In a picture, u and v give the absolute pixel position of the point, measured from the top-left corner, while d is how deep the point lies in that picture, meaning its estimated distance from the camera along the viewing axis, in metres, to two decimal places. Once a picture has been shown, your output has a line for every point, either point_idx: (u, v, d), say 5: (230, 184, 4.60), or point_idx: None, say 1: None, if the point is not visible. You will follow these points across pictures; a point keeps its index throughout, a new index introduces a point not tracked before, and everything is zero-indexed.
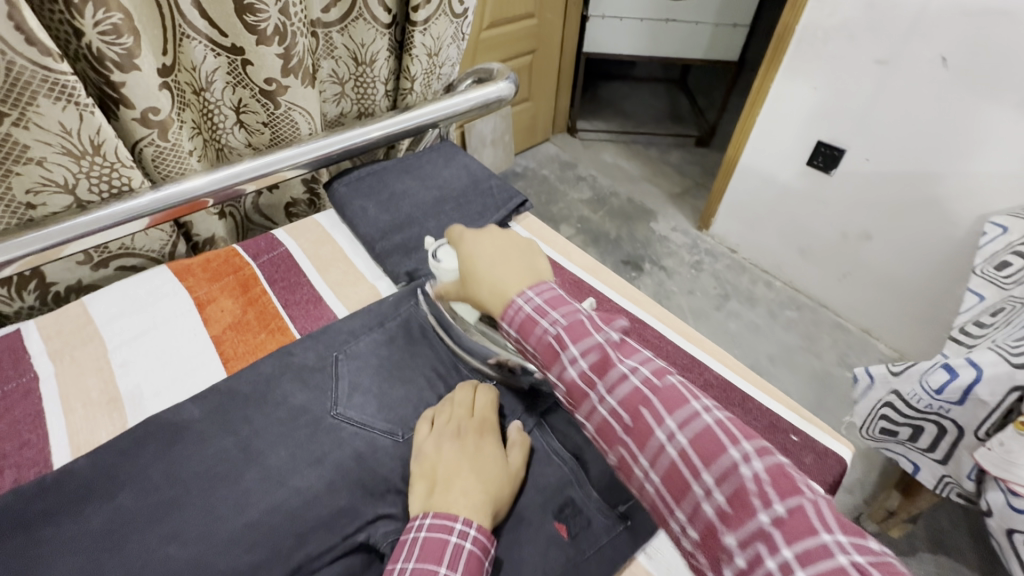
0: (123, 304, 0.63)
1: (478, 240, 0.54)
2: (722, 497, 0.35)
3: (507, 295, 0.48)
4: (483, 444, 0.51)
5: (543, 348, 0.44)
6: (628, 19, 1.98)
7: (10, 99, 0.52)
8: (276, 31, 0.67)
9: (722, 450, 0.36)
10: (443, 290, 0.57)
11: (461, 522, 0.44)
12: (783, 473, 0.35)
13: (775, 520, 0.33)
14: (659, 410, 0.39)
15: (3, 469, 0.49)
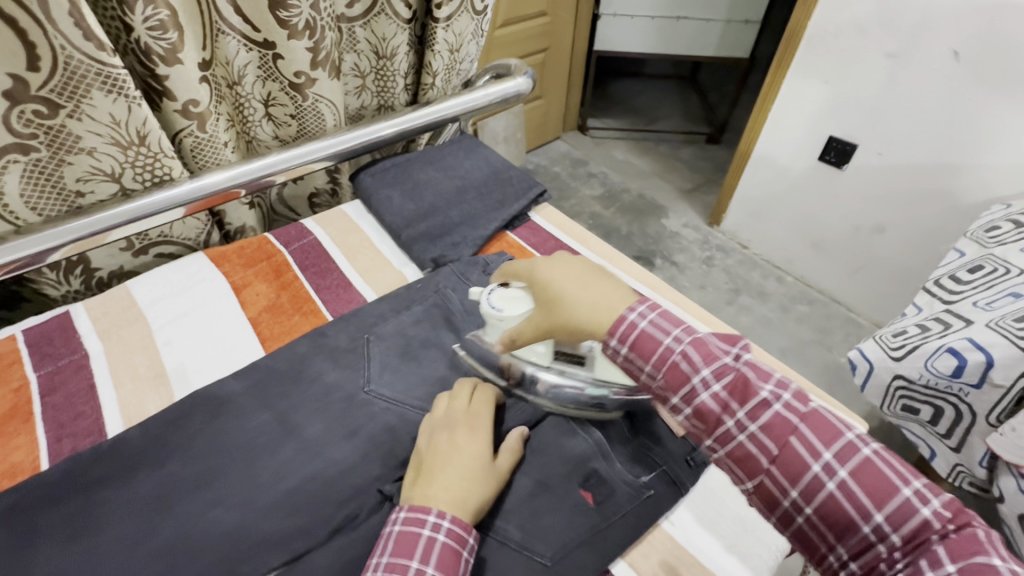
0: (163, 288, 0.67)
1: (553, 267, 0.51)
2: (897, 536, 0.38)
3: (614, 312, 0.47)
4: (473, 438, 0.51)
5: (669, 372, 0.45)
6: (640, 17, 1.99)
7: (66, 90, 0.55)
8: (308, 25, 0.70)
9: (893, 486, 0.39)
10: (516, 333, 0.53)
11: (435, 515, 0.45)
12: (955, 508, 0.38)
13: (949, 549, 0.37)
14: (811, 441, 0.42)
15: (60, 438, 0.52)
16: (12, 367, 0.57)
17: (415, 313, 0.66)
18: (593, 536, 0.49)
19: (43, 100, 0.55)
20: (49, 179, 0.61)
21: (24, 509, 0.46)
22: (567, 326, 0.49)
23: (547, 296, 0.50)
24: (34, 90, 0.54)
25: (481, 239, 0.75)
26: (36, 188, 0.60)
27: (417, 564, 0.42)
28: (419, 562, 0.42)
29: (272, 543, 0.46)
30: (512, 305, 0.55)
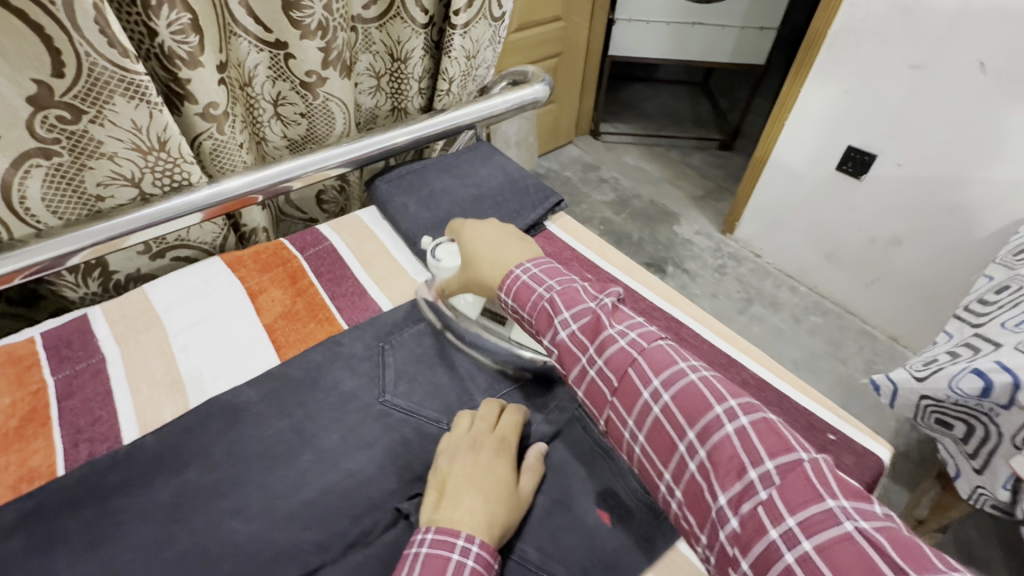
0: (180, 292, 0.67)
1: (477, 228, 0.62)
2: (704, 453, 0.40)
3: (506, 267, 0.55)
4: (499, 463, 0.49)
5: (538, 314, 0.50)
6: (655, 22, 1.98)
7: (89, 96, 0.56)
8: (319, 25, 0.69)
9: (708, 408, 0.41)
10: (445, 283, 0.63)
11: (464, 539, 0.43)
12: (774, 436, 0.38)
13: (768, 479, 0.36)
14: (645, 370, 0.44)
15: (77, 443, 0.52)
16: (31, 370, 0.57)
17: (431, 323, 0.65)
18: (612, 555, 0.48)
19: (67, 105, 0.55)
20: (71, 183, 0.61)
21: (42, 515, 0.46)
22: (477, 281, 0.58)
23: (469, 257, 0.60)
24: (58, 96, 0.54)
25: None
26: (57, 192, 0.61)
27: None
28: None
29: (288, 555, 0.46)
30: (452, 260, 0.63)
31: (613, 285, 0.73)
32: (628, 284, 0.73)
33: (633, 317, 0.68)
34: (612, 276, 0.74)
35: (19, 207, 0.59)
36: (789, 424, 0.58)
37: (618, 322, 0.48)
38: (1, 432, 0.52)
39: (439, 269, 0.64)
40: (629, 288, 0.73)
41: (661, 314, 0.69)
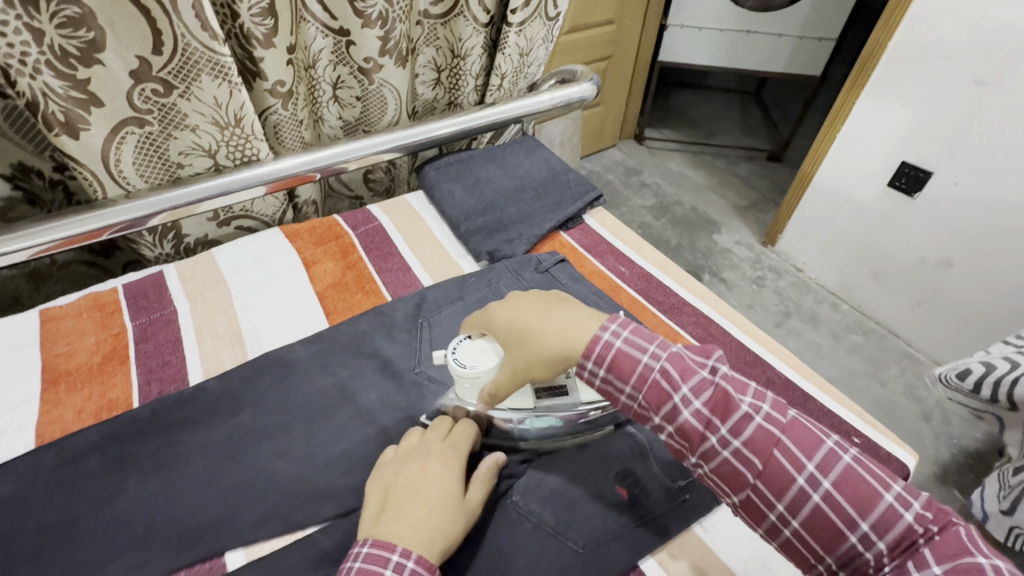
0: (242, 258, 0.73)
1: (510, 308, 0.52)
2: (883, 543, 0.40)
3: (586, 329, 0.48)
4: (444, 474, 0.48)
5: (650, 389, 0.46)
6: (708, 28, 1.96)
7: (180, 73, 0.62)
8: (379, 16, 0.74)
9: (874, 494, 0.41)
10: (493, 385, 0.51)
11: (399, 552, 0.41)
12: (935, 509, 0.40)
13: (930, 544, 0.39)
14: (791, 452, 0.43)
15: (149, 382, 0.58)
16: (113, 315, 0.64)
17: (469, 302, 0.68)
18: (626, 531, 0.50)
19: (161, 80, 0.61)
20: (157, 152, 0.68)
21: (118, 439, 0.52)
22: (546, 355, 0.48)
23: (519, 340, 0.49)
24: (155, 71, 0.60)
25: (536, 237, 0.77)
26: (145, 159, 0.67)
27: None
28: None
29: (325, 495, 0.50)
30: (481, 359, 0.51)
31: (646, 280, 0.74)
32: (661, 279, 0.74)
33: (664, 312, 0.69)
34: (646, 271, 0.75)
35: (114, 169, 0.66)
36: (814, 425, 0.58)
37: (743, 394, 0.46)
38: (87, 365, 0.59)
39: (471, 378, 0.51)
40: (661, 283, 0.74)
41: (692, 310, 0.70)
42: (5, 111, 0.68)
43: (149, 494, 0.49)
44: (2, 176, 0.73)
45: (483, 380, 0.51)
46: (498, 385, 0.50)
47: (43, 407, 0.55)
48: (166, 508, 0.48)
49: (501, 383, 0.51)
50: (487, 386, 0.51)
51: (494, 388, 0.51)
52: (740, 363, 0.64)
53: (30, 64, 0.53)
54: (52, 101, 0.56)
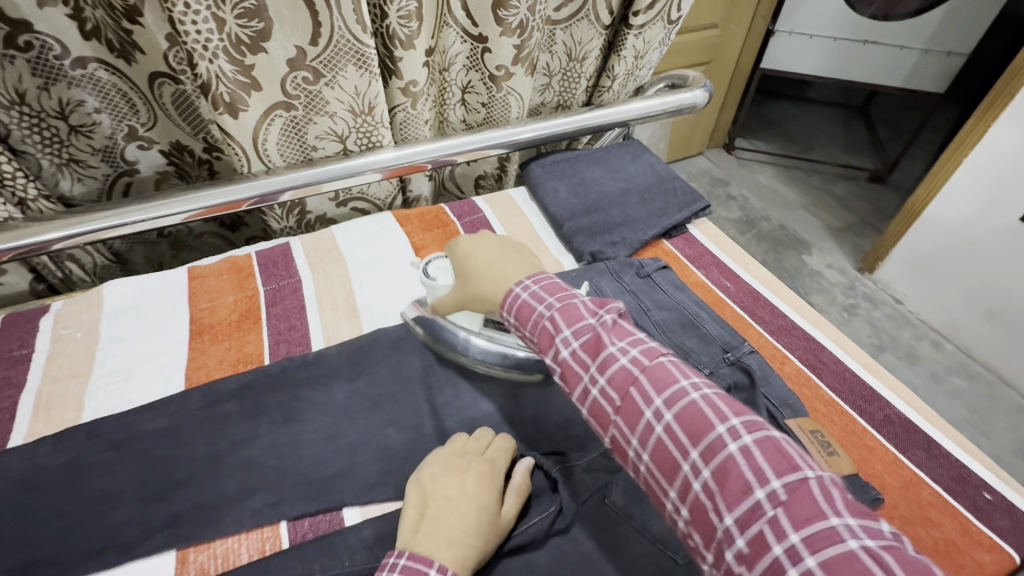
0: (358, 237, 0.78)
1: (472, 242, 0.57)
2: (708, 474, 0.36)
3: (508, 284, 0.51)
4: (484, 488, 0.48)
5: (540, 333, 0.46)
6: (819, 37, 1.85)
7: (329, 63, 0.66)
8: (519, 24, 0.75)
9: (710, 426, 0.38)
10: (439, 301, 0.59)
11: (435, 569, 0.40)
12: (770, 445, 0.36)
13: (774, 497, 0.34)
14: (647, 390, 0.41)
15: (278, 342, 0.64)
16: (248, 279, 0.70)
17: None
18: None
19: (312, 69, 0.66)
20: (298, 134, 0.73)
21: (253, 390, 0.58)
22: (475, 291, 0.54)
23: (464, 269, 0.56)
24: (308, 59, 0.65)
25: (639, 242, 0.77)
26: (287, 140, 0.73)
27: None
28: None
29: None
30: (444, 275, 0.61)
31: (751, 297, 0.72)
32: (768, 298, 0.72)
33: (770, 332, 0.67)
34: (752, 288, 0.73)
35: (260, 148, 0.72)
36: (937, 471, 0.54)
37: (622, 341, 0.44)
38: (227, 321, 0.65)
39: (433, 288, 0.62)
40: (768, 302, 0.72)
41: (801, 333, 0.67)
42: (174, 96, 0.76)
43: (278, 442, 0.54)
44: (162, 151, 0.82)
45: (441, 293, 0.61)
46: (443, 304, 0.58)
47: (191, 353, 0.62)
48: (293, 458, 0.53)
49: (444, 304, 0.58)
50: (437, 302, 0.60)
51: (441, 305, 0.59)
52: (853, 396, 0.60)
53: (211, 49, 0.59)
54: (223, 83, 0.62)
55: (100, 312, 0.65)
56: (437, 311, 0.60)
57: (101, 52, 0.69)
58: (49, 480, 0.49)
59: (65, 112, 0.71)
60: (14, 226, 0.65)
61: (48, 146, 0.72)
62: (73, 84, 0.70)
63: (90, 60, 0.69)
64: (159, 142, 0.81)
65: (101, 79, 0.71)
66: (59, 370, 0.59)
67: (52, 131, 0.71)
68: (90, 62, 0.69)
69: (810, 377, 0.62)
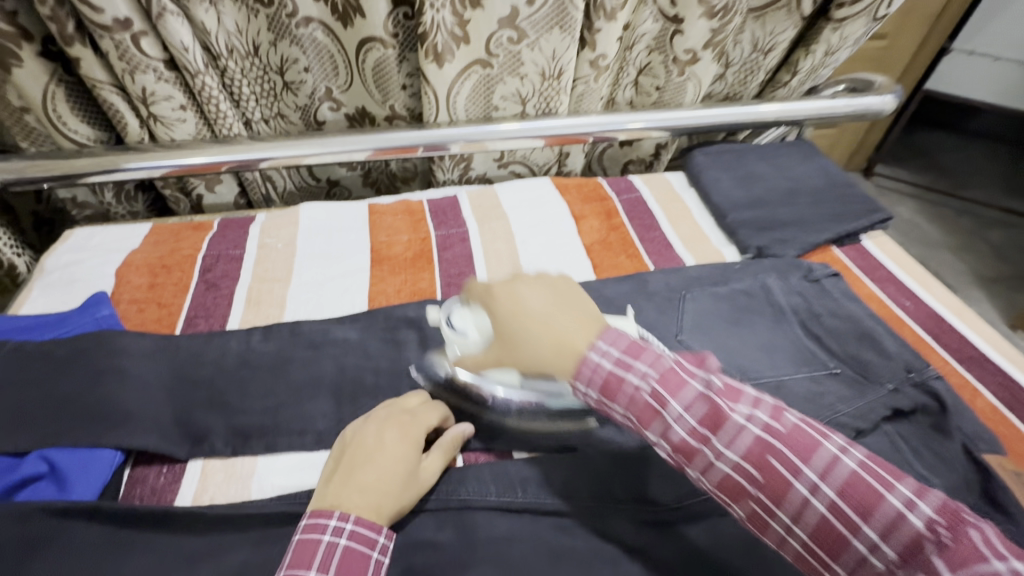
0: (520, 199, 0.80)
1: (512, 289, 0.47)
2: (892, 552, 0.31)
3: (573, 350, 0.42)
4: (406, 444, 0.47)
5: (636, 405, 0.39)
6: (1006, 60, 1.62)
7: (537, 24, 0.68)
8: (723, 7, 0.74)
9: (879, 496, 0.32)
10: (472, 362, 0.50)
11: (337, 517, 0.40)
12: (944, 509, 0.31)
13: (938, 553, 0.30)
14: (789, 459, 0.35)
15: (449, 282, 0.68)
16: (421, 221, 0.75)
17: (733, 288, 0.67)
18: None
19: (519, 29, 0.69)
20: (486, 92, 0.77)
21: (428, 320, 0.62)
22: (526, 353, 0.44)
23: (506, 331, 0.46)
24: (519, 19, 0.68)
25: (810, 245, 0.73)
26: (475, 96, 0.77)
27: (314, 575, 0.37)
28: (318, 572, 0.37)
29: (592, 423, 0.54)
30: (472, 326, 0.54)
31: (936, 321, 0.66)
32: (956, 325, 0.66)
33: (959, 361, 0.61)
34: (936, 312, 0.67)
35: (451, 100, 0.76)
36: None
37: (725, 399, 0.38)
38: (403, 255, 0.70)
39: (460, 340, 0.54)
40: (955, 329, 0.65)
41: (996, 369, 0.61)
42: (376, 62, 0.76)
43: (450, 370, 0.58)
44: (346, 115, 0.84)
45: (471, 348, 0.52)
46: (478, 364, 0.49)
47: (373, 278, 0.67)
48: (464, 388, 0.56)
49: (482, 363, 0.49)
50: (466, 357, 0.51)
51: (473, 362, 0.50)
52: None
53: (441, 0, 0.63)
54: (442, 33, 0.66)
55: (297, 229, 0.72)
56: (466, 365, 0.51)
57: (324, 14, 0.71)
58: (261, 364, 0.56)
59: (282, 68, 0.76)
60: (238, 141, 0.74)
61: (262, 99, 0.79)
62: (294, 43, 0.73)
63: (314, 21, 0.71)
64: (347, 106, 0.83)
65: (317, 41, 0.74)
66: (265, 272, 0.66)
67: (271, 84, 0.78)
68: (313, 23, 0.71)
69: (1006, 416, 0.56)
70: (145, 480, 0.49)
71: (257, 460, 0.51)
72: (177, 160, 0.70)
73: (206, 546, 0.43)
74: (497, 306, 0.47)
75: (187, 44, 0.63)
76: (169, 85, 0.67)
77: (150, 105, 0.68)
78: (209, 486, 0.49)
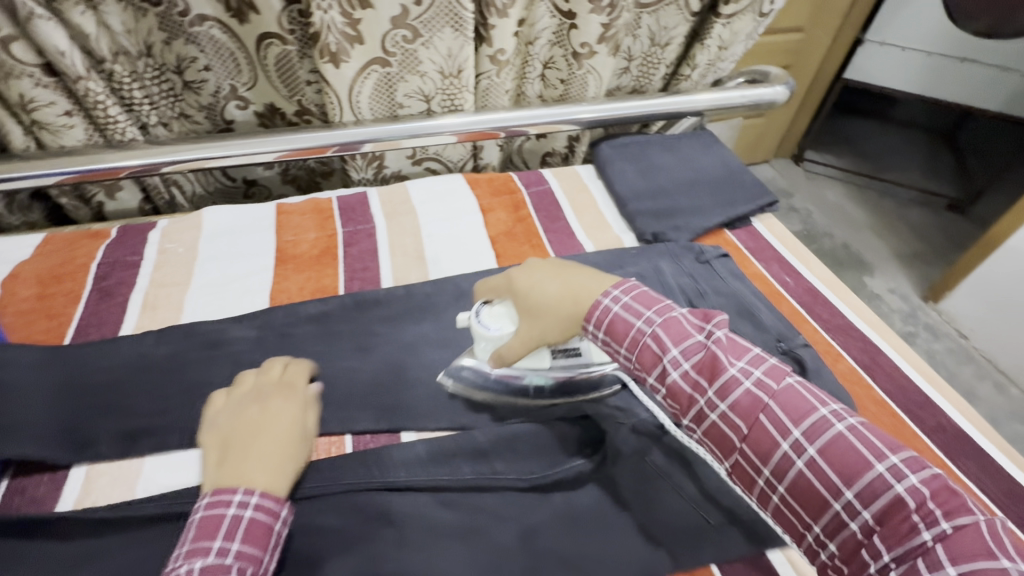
0: (430, 194, 0.82)
1: (529, 273, 0.54)
2: (870, 516, 0.36)
3: (587, 299, 0.50)
4: (284, 407, 0.50)
5: (641, 351, 0.46)
6: (913, 49, 1.69)
7: (428, 23, 0.70)
8: (610, 3, 0.78)
9: (868, 466, 0.37)
10: (507, 345, 0.53)
11: (242, 492, 0.42)
12: (938, 486, 0.36)
13: (937, 536, 0.34)
14: (781, 419, 0.41)
15: (352, 279, 0.69)
16: (328, 220, 0.76)
17: (628, 273, 0.70)
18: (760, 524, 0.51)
19: (412, 28, 0.70)
20: (388, 90, 0.78)
21: (327, 317, 0.63)
22: (555, 316, 0.51)
23: (528, 304, 0.52)
24: (410, 18, 0.69)
25: (702, 228, 0.78)
26: (377, 95, 0.78)
27: (219, 544, 0.39)
28: (223, 541, 0.39)
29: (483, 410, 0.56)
30: (505, 320, 0.55)
31: (811, 294, 0.71)
32: (828, 297, 0.71)
33: (826, 329, 0.67)
34: (812, 286, 0.73)
35: (353, 98, 0.77)
36: (987, 488, 0.54)
37: (737, 358, 0.44)
38: (308, 255, 0.71)
39: (495, 339, 0.55)
40: (827, 301, 0.71)
41: (859, 335, 0.67)
42: (277, 58, 0.77)
43: (350, 365, 0.59)
44: (256, 112, 0.84)
45: (506, 338, 0.55)
46: (511, 347, 0.53)
47: (275, 278, 0.68)
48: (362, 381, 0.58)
49: (515, 345, 0.53)
50: (504, 347, 0.53)
51: (508, 349, 0.53)
52: (910, 401, 0.60)
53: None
54: (333, 33, 0.67)
55: (200, 233, 0.72)
56: (506, 358, 0.53)
57: (220, 12, 0.71)
58: (153, 368, 0.56)
59: (181, 68, 0.75)
60: (134, 146, 0.72)
61: (165, 99, 0.77)
62: (190, 41, 0.72)
63: (209, 19, 0.71)
64: (255, 104, 0.82)
65: (215, 39, 0.73)
66: (163, 277, 0.66)
67: (169, 84, 0.76)
68: (208, 21, 0.71)
69: (862, 377, 0.62)
70: (25, 489, 0.48)
71: (144, 461, 0.51)
72: (83, 165, 0.69)
73: (90, 548, 0.44)
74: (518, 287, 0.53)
75: (63, 48, 0.62)
76: (50, 91, 0.66)
77: (32, 111, 0.67)
78: (93, 490, 0.49)
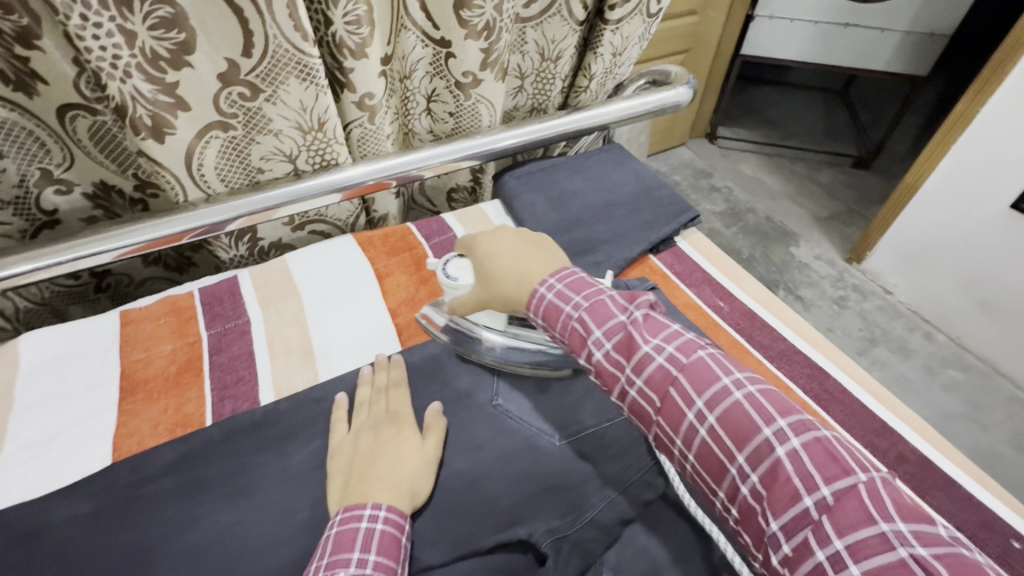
0: (316, 265, 0.70)
1: (492, 240, 0.56)
2: (758, 479, 0.37)
3: (532, 283, 0.51)
4: (399, 431, 0.52)
5: (570, 335, 0.47)
6: (800, 20, 1.70)
7: (268, 76, 0.58)
8: (486, 26, 0.68)
9: (756, 428, 0.38)
10: (460, 302, 0.55)
11: (371, 507, 0.44)
12: (823, 450, 0.36)
13: (822, 504, 0.34)
14: (687, 390, 0.41)
15: (223, 399, 0.57)
16: (189, 322, 0.62)
17: None
18: None
19: (249, 83, 0.58)
20: (240, 156, 0.65)
21: (191, 461, 0.51)
22: (502, 287, 0.52)
23: (485, 267, 0.54)
24: (243, 74, 0.57)
25: (624, 261, 0.70)
26: (227, 162, 0.65)
27: (359, 554, 0.41)
28: (362, 551, 0.41)
29: None
30: (465, 274, 0.56)
31: (749, 318, 0.66)
32: (766, 318, 0.66)
33: (771, 359, 0.62)
34: (748, 308, 0.67)
35: (196, 173, 0.63)
36: (959, 519, 0.51)
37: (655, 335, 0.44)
38: (164, 375, 0.58)
39: (453, 288, 0.56)
40: (766, 322, 0.66)
41: (804, 359, 0.62)
42: (91, 130, 0.62)
43: (225, 524, 0.47)
44: (85, 194, 0.69)
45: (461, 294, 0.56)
46: (460, 304, 0.55)
47: (121, 418, 0.54)
48: (243, 541, 0.46)
49: (465, 305, 0.55)
50: (456, 301, 0.56)
51: (458, 304, 0.56)
52: (868, 433, 0.56)
53: (121, 67, 0.50)
54: (141, 105, 0.54)
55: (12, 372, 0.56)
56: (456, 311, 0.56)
57: None
58: None
59: None
60: None
61: None
62: None
63: None
64: (81, 184, 0.67)
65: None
66: None
67: None
68: None
69: (817, 412, 0.57)
70: None
71: None
72: None
73: None
74: (477, 251, 0.55)
75: None
76: None
77: None
78: None
